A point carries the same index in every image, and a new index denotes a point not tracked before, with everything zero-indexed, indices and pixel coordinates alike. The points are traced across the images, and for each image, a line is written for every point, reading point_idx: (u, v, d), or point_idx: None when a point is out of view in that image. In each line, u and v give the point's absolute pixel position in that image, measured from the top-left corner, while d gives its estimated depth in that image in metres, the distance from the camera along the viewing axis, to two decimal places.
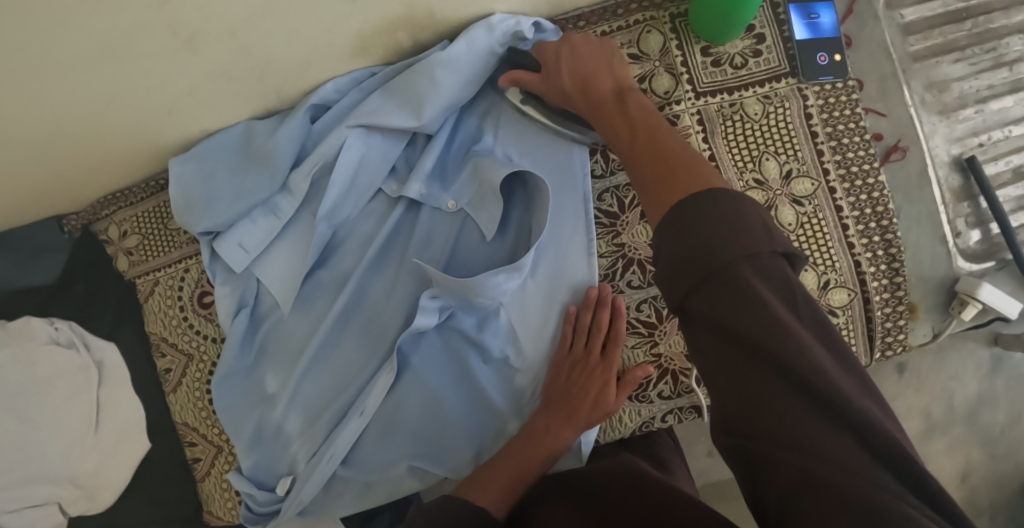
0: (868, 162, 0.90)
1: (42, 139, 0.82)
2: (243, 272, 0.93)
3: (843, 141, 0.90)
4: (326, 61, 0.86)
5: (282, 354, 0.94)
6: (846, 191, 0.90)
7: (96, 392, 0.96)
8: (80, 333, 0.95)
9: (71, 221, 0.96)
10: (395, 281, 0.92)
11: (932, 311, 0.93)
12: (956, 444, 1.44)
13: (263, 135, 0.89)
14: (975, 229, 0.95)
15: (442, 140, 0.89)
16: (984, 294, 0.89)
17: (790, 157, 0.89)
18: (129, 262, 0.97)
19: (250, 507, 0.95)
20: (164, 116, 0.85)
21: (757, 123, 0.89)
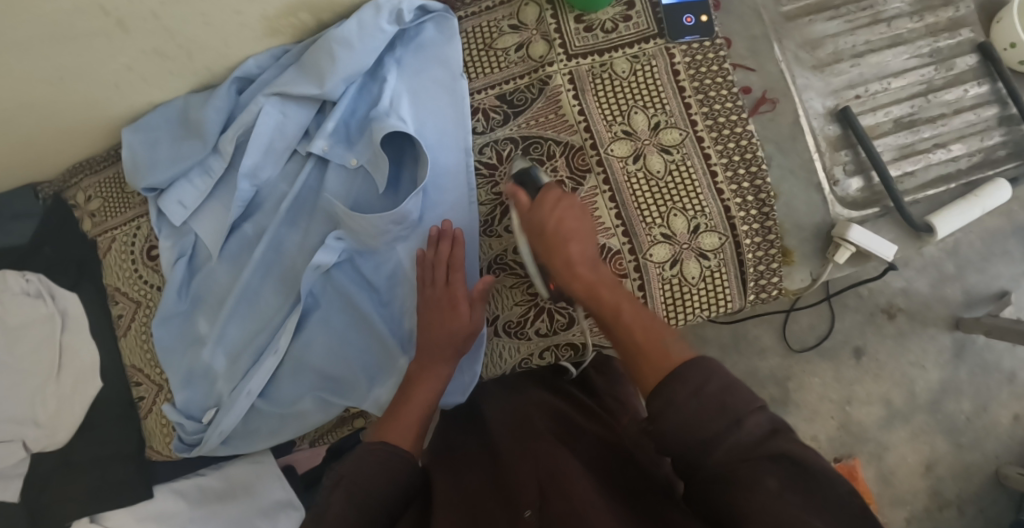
0: (735, 113, 0.95)
1: (11, 116, 0.97)
2: (183, 226, 1.06)
3: (710, 94, 0.95)
4: (243, 41, 0.97)
5: (212, 298, 1.05)
6: (714, 141, 0.95)
7: (60, 335, 1.10)
8: (47, 284, 1.10)
9: (44, 189, 1.12)
10: (305, 233, 1.02)
11: (808, 256, 0.95)
12: (919, 432, 1.44)
13: (198, 105, 1.01)
14: (854, 177, 0.97)
15: (344, 106, 1.00)
16: (854, 235, 0.91)
17: (658, 111, 0.95)
18: (92, 223, 1.10)
19: (181, 438, 1.05)
20: (112, 90, 0.98)
21: (625, 80, 0.96)
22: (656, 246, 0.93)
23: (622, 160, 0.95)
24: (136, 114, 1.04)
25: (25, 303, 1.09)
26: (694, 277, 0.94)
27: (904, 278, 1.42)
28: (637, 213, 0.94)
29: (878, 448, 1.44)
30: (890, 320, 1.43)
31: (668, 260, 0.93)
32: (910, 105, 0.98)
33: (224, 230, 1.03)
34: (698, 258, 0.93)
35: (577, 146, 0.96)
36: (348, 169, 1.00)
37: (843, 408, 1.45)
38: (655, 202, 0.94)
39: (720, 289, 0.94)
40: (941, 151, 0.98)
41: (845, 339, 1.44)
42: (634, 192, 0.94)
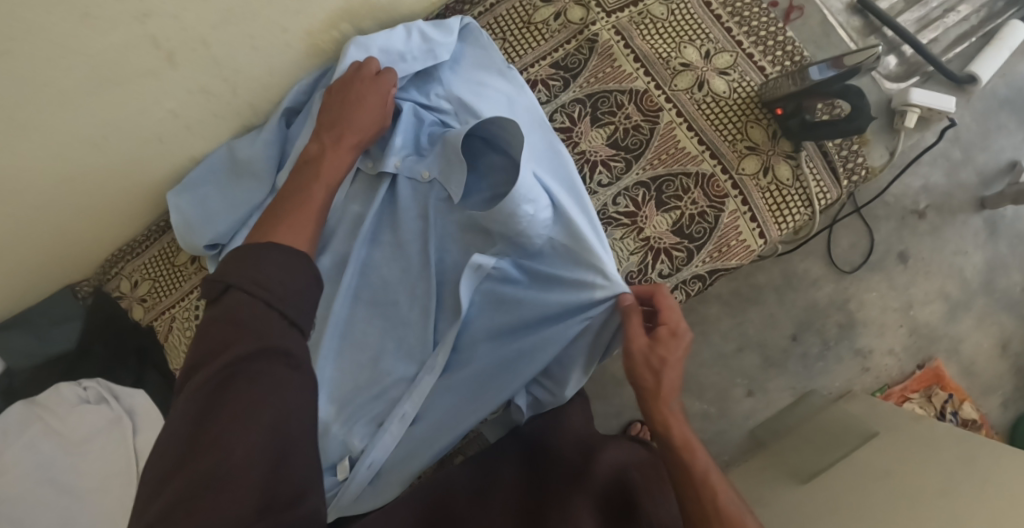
0: (773, 25, 0.95)
1: (54, 195, 0.87)
2: None
3: (745, 13, 0.96)
4: (285, 67, 0.93)
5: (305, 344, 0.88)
6: (762, 54, 0.94)
7: (133, 436, 0.96)
8: (108, 386, 0.98)
9: (83, 287, 1.00)
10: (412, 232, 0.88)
11: (879, 133, 0.94)
12: (984, 316, 1.48)
13: (246, 145, 0.94)
14: (889, 56, 1.01)
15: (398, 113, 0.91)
16: (917, 95, 0.91)
17: (704, 41, 0.95)
18: (144, 309, 0.98)
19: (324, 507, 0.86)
20: (156, 146, 0.91)
21: (665, 21, 0.95)
22: (745, 159, 0.90)
23: (688, 91, 0.93)
24: (177, 174, 0.97)
25: (88, 411, 0.96)
26: (789, 179, 0.89)
27: (922, 175, 1.48)
28: (718, 133, 0.91)
29: (954, 343, 1.47)
30: (921, 218, 1.48)
31: (760, 169, 0.89)
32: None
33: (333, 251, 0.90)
34: (787, 160, 0.90)
35: (641, 90, 0.94)
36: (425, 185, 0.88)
37: (908, 313, 1.47)
38: (730, 120, 0.91)
39: (817, 187, 0.89)
40: (952, 15, 1.04)
41: (887, 248, 1.47)
42: (708, 116, 0.92)
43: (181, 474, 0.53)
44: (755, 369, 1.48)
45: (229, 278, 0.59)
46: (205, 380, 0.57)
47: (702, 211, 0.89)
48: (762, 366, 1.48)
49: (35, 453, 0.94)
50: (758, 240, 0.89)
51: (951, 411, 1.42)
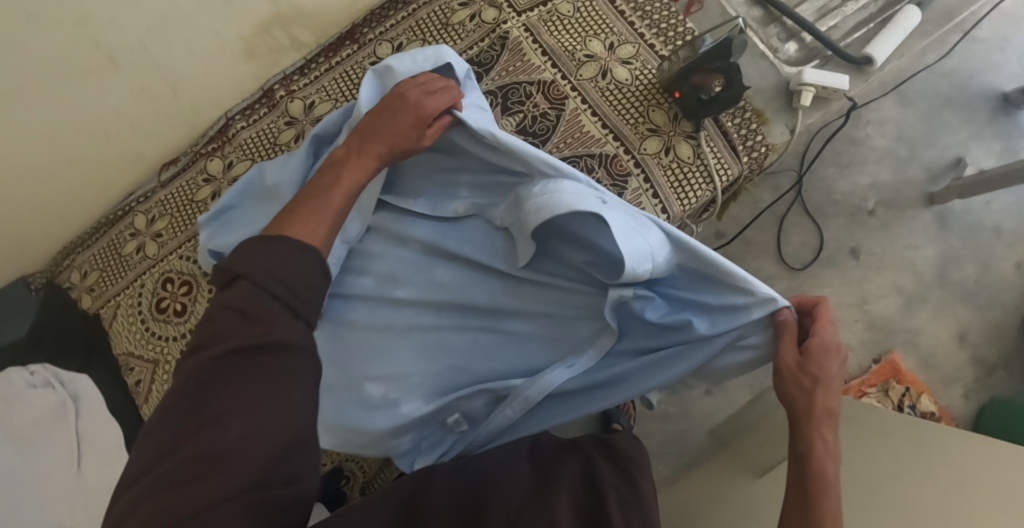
0: (674, 18, 0.94)
1: (3, 191, 0.92)
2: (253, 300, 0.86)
3: (647, 9, 0.95)
4: (225, 69, 0.98)
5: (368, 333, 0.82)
6: (664, 44, 0.93)
7: (76, 422, 0.99)
8: (55, 370, 1.01)
9: (36, 278, 1.05)
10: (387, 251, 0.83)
11: (779, 111, 0.90)
12: (940, 308, 1.50)
13: (272, 169, 0.86)
14: (789, 43, 0.94)
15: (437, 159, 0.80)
16: (810, 76, 0.87)
17: (608, 34, 0.95)
18: (92, 298, 1.02)
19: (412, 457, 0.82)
20: (101, 146, 0.96)
21: (572, 18, 0.96)
22: (646, 140, 0.89)
23: (592, 80, 0.92)
24: (127, 173, 1.01)
25: (34, 397, 0.98)
26: (689, 158, 0.88)
27: (869, 173, 1.51)
28: (621, 118, 0.90)
29: (911, 335, 1.49)
30: (871, 215, 1.51)
31: (662, 149, 0.88)
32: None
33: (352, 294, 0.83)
34: (686, 139, 0.89)
35: (547, 81, 0.93)
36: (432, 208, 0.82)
37: (863, 308, 1.49)
38: (631, 105, 0.90)
39: (717, 164, 0.88)
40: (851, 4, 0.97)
41: (839, 245, 1.50)
42: (611, 102, 0.91)
43: (178, 451, 0.52)
44: None
45: (239, 268, 0.58)
46: (190, 368, 0.55)
47: (606, 189, 0.88)
48: None
49: None
50: (661, 217, 0.87)
51: (909, 404, 1.40)
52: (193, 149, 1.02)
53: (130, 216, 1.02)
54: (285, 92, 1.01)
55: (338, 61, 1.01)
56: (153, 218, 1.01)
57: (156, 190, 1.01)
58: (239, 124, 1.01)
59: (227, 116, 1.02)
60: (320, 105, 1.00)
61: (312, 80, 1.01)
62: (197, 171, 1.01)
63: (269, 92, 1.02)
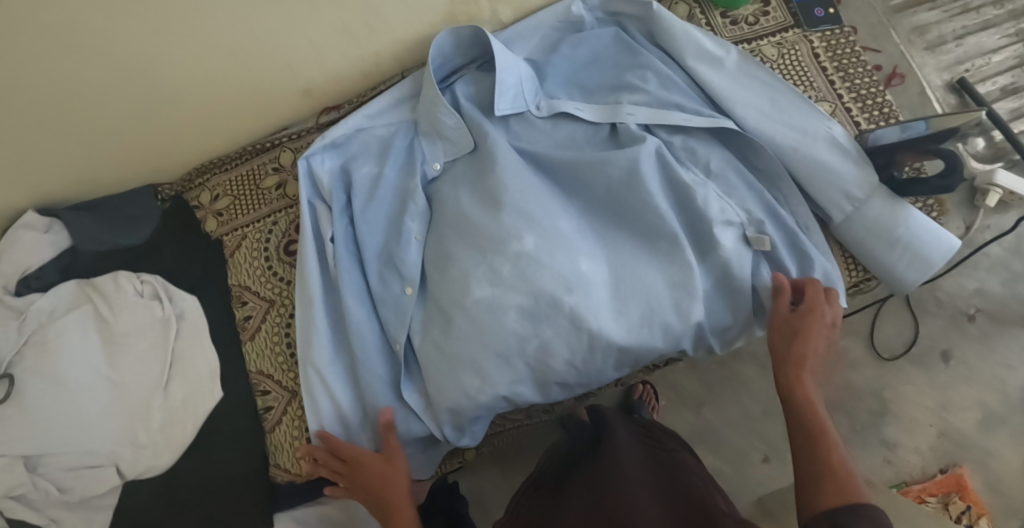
0: (874, 85, 0.88)
1: (170, 91, 0.90)
2: (461, 259, 0.83)
3: (849, 72, 0.88)
4: (423, 27, 0.93)
5: (441, 251, 0.86)
6: (864, 114, 0.86)
7: (173, 342, 0.96)
8: (164, 284, 0.98)
9: (165, 190, 1.04)
10: (373, 189, 0.91)
11: (958, 206, 0.89)
12: (1019, 435, 1.41)
13: (442, 290, 0.84)
14: (977, 137, 0.92)
15: (378, 249, 0.89)
16: (1004, 178, 0.85)
17: (807, 89, 0.87)
18: (218, 222, 1.01)
19: (857, 217, 0.80)
20: (281, 74, 0.93)
21: (774, 64, 0.88)
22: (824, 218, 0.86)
23: None
24: (289, 108, 0.99)
25: (138, 305, 0.97)
26: None
27: (977, 278, 1.47)
28: None
29: (982, 455, 1.41)
30: (970, 321, 1.45)
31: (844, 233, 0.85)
32: (1014, 75, 0.93)
33: (384, 232, 0.90)
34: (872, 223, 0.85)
35: None
36: (441, 136, 0.89)
37: (941, 416, 1.43)
38: None
39: None
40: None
41: (931, 344, 1.45)
42: None
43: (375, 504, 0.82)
44: (779, 439, 1.41)
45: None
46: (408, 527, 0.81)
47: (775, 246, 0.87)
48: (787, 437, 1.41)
49: (78, 332, 0.96)
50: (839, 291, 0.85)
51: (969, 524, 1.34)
52: (357, 99, 0.99)
53: (277, 151, 1.00)
54: None
55: None
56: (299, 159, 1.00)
57: (311, 131, 1.00)
58: None
59: (402, 75, 0.98)
60: None
61: None
62: None
63: None
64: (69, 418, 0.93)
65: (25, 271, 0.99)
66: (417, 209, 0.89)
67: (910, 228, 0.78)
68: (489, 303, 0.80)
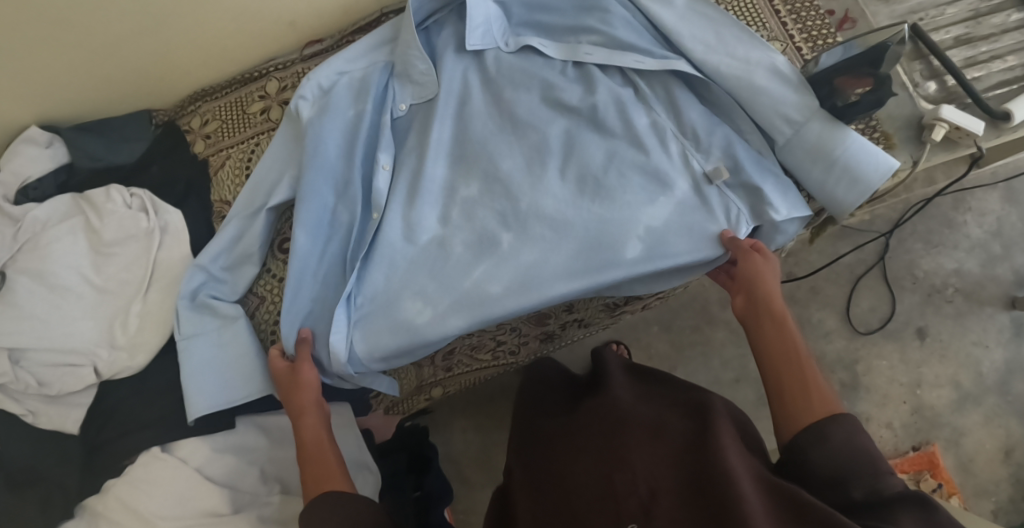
0: (825, 28, 0.96)
1: (162, 17, 0.97)
2: (437, 193, 0.92)
3: (801, 15, 0.96)
4: None
5: (420, 180, 0.91)
6: (812, 50, 0.94)
7: (156, 251, 1.03)
8: (151, 198, 1.04)
9: (159, 115, 1.12)
10: (349, 126, 0.94)
11: (906, 141, 0.93)
12: (992, 415, 1.42)
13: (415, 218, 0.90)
14: (929, 81, 0.96)
15: (353, 177, 0.93)
16: (947, 113, 0.89)
17: (760, 29, 0.96)
18: (206, 144, 1.07)
19: (799, 142, 0.86)
20: (265, 4, 0.99)
21: (729, 6, 0.97)
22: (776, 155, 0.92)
23: None
24: (279, 42, 1.07)
25: (126, 216, 1.03)
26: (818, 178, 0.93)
27: (955, 259, 1.47)
28: None
29: (953, 433, 1.42)
30: (947, 300, 1.46)
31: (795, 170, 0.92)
32: (965, 26, 0.99)
33: (357, 165, 0.94)
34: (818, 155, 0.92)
35: None
36: (411, 79, 0.94)
37: (914, 393, 1.44)
38: None
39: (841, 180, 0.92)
40: (999, 62, 0.97)
41: (907, 320, 1.46)
42: None
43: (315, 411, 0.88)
44: (749, 405, 1.42)
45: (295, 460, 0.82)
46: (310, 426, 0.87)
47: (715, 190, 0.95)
48: (757, 404, 1.42)
49: (68, 240, 1.03)
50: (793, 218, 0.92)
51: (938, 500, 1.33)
52: (341, 33, 1.06)
53: (265, 81, 1.07)
54: None
55: None
56: (284, 87, 1.06)
57: (296, 62, 1.07)
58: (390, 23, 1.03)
59: (382, 12, 1.04)
60: None
61: None
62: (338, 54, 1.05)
63: None
64: (52, 318, 0.99)
65: (24, 182, 1.05)
66: (387, 141, 0.93)
67: (849, 148, 0.84)
68: (451, 234, 0.90)
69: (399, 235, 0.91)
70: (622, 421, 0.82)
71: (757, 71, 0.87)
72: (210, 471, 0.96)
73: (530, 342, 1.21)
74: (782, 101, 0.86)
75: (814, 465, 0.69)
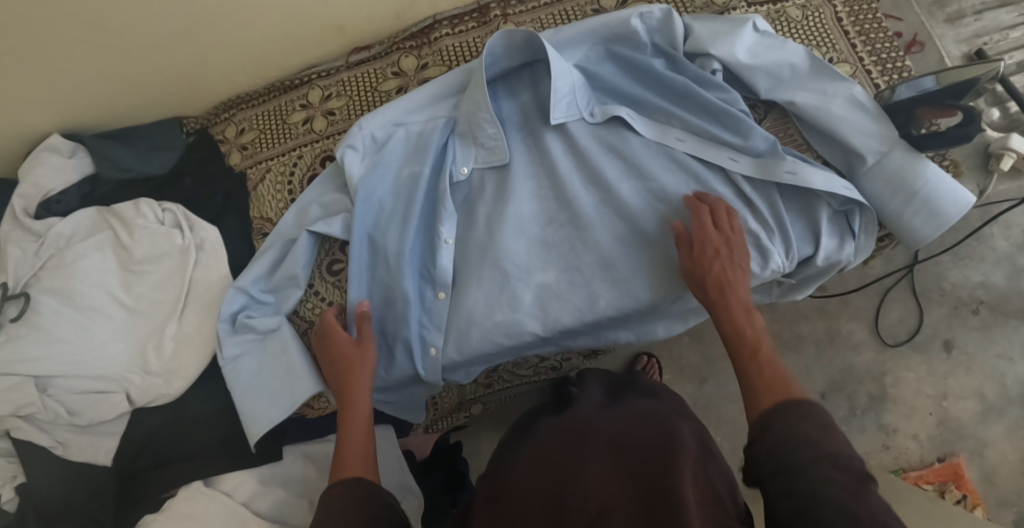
0: (895, 50, 0.97)
1: (200, 18, 0.90)
2: (505, 271, 0.87)
3: (871, 37, 0.97)
4: None
5: (476, 254, 0.88)
6: (881, 74, 0.96)
7: (191, 269, 0.97)
8: (185, 214, 0.98)
9: (190, 123, 1.05)
10: (401, 187, 0.90)
11: (974, 170, 0.96)
12: (1016, 427, 1.33)
13: (480, 301, 0.87)
14: (993, 108, 1.00)
15: (412, 252, 0.89)
16: (1017, 143, 0.92)
17: (830, 49, 0.97)
18: (243, 155, 1.01)
19: (882, 169, 0.87)
20: (315, 7, 0.93)
21: (798, 25, 0.98)
22: None
23: None
24: (319, 46, 1.00)
25: (157, 233, 0.97)
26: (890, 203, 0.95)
27: (981, 272, 1.41)
28: None
29: (977, 444, 1.33)
30: (974, 313, 1.39)
31: None
32: None
33: (411, 241, 0.89)
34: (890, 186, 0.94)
35: None
36: (477, 142, 0.90)
37: (939, 404, 1.36)
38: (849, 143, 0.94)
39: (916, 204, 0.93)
40: None
41: (933, 333, 1.39)
42: None
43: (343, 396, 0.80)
44: None
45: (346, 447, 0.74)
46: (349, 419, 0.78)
47: None
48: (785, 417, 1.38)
49: (95, 257, 0.96)
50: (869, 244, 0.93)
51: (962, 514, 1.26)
52: (391, 40, 1.01)
53: (306, 88, 1.01)
54: (500, 13, 1.00)
55: None
56: (329, 95, 1.00)
57: (341, 70, 1.01)
58: (444, 30, 1.00)
59: (435, 19, 1.01)
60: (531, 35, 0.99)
61: (529, 8, 1.00)
62: (388, 62, 1.00)
63: (484, 8, 1.01)
64: (82, 342, 0.93)
65: (46, 194, 0.98)
66: (449, 215, 0.88)
67: (928, 181, 0.85)
68: (518, 320, 0.86)
69: (456, 322, 0.87)
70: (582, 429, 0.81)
71: (834, 104, 0.89)
72: (258, 506, 0.91)
73: (573, 359, 1.18)
74: (861, 130, 0.87)
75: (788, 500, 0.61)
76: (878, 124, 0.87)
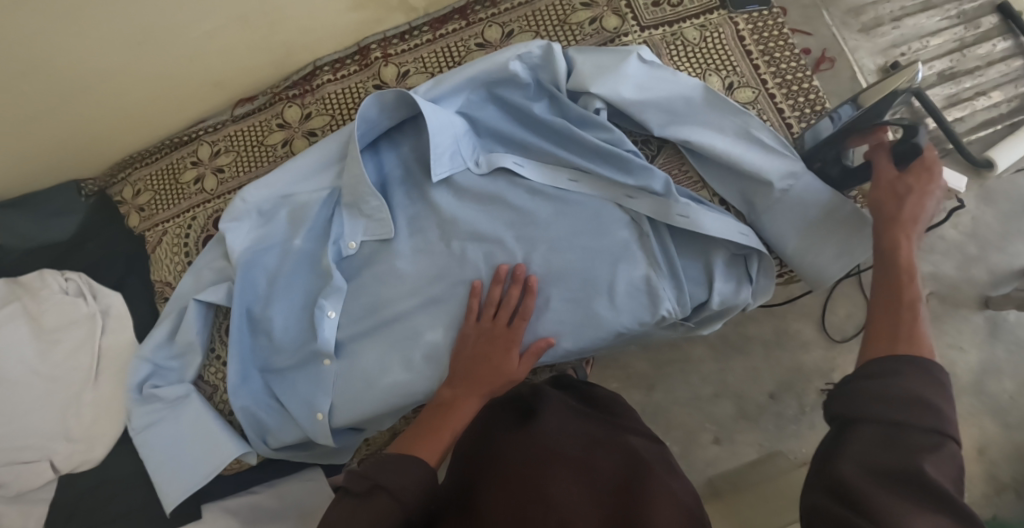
0: (800, 70, 0.93)
1: (71, 88, 0.89)
2: (393, 331, 0.87)
3: (775, 56, 0.94)
4: (329, 15, 0.93)
5: (370, 317, 0.88)
6: (785, 98, 0.92)
7: (100, 336, 0.98)
8: (88, 282, 1.00)
9: (89, 185, 1.05)
10: (284, 260, 0.90)
11: None
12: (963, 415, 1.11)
13: (372, 364, 0.87)
14: None
15: (304, 322, 0.89)
16: None
17: (730, 73, 0.93)
18: (140, 218, 1.02)
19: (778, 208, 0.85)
20: (187, 66, 0.91)
21: (695, 47, 0.94)
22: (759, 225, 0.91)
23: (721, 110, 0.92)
24: (205, 100, 0.98)
25: (64, 303, 0.99)
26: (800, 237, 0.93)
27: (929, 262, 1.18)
28: None
29: None
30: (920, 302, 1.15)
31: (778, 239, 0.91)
32: (950, 59, 1.00)
33: (302, 311, 0.90)
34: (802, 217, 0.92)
35: None
36: (362, 212, 0.89)
37: None
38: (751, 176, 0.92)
39: None
40: (983, 99, 0.99)
41: None
42: None
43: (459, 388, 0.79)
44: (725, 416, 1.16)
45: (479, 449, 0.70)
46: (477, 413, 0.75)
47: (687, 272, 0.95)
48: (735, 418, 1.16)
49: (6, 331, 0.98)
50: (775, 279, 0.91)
51: None
52: (273, 90, 0.99)
53: (196, 144, 1.00)
54: (381, 55, 0.97)
55: (442, 34, 0.98)
56: (218, 151, 0.99)
57: (227, 123, 0.99)
58: (326, 76, 0.97)
59: (316, 65, 0.98)
60: (414, 75, 0.96)
61: (411, 47, 0.97)
62: (273, 114, 0.98)
63: (365, 50, 0.98)
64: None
65: None
66: (336, 289, 0.88)
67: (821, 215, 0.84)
68: (408, 389, 0.86)
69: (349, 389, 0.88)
70: (547, 446, 0.69)
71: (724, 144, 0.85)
72: None
73: None
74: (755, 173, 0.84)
75: (867, 444, 0.57)
76: (767, 162, 0.85)
